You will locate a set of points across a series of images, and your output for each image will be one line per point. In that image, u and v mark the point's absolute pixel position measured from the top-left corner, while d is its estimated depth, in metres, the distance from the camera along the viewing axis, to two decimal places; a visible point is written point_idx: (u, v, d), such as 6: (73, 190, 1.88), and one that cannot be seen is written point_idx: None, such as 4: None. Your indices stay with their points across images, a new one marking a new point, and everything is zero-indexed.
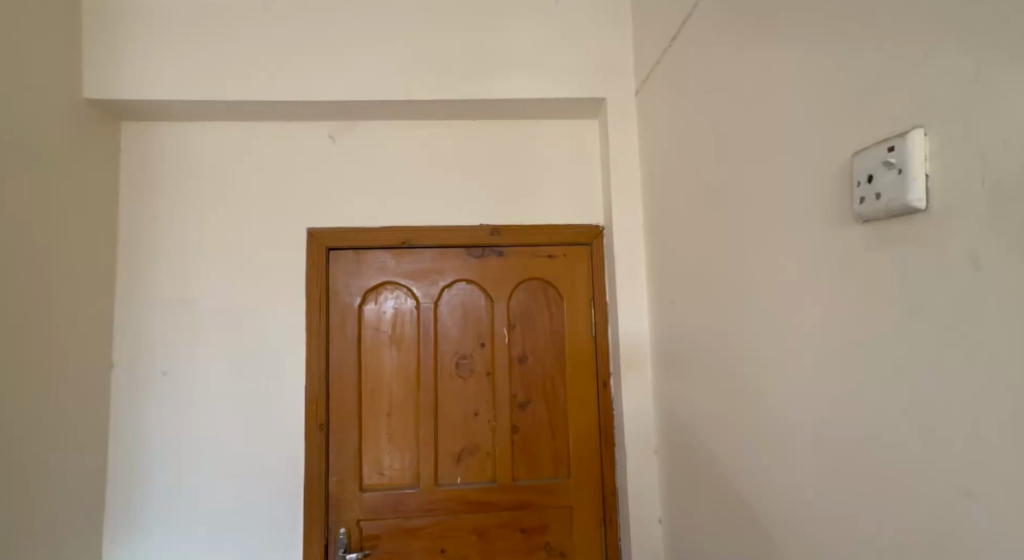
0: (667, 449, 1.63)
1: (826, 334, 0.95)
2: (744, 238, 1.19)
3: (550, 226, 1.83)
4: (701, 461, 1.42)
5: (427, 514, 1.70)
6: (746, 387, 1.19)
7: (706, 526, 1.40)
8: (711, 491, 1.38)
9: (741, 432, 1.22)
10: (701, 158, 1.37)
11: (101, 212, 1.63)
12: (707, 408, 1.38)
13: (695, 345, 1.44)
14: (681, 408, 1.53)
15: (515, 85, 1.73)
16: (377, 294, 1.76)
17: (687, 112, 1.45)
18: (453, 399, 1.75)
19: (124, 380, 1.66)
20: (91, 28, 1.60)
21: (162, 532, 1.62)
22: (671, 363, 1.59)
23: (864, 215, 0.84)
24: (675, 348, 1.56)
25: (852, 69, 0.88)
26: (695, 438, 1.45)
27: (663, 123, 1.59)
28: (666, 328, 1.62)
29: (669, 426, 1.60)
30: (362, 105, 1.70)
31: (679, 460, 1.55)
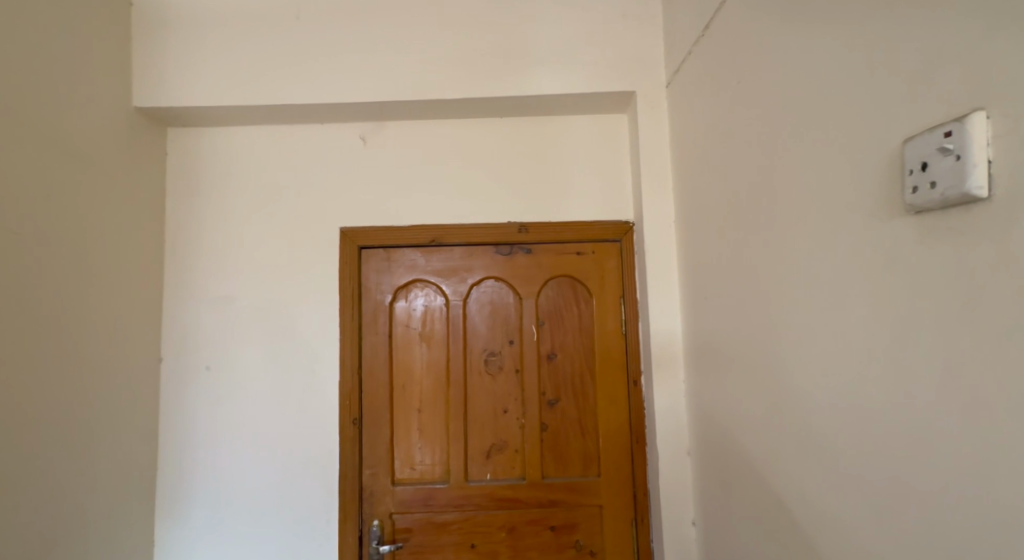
0: (701, 449, 1.61)
1: (870, 331, 0.92)
2: (782, 233, 1.16)
3: (579, 222, 1.82)
4: (737, 462, 1.40)
5: (456, 509, 1.72)
6: (784, 386, 1.17)
7: (742, 527, 1.38)
8: (747, 492, 1.35)
9: (779, 432, 1.19)
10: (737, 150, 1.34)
11: (149, 214, 1.70)
12: (744, 407, 1.35)
13: (731, 343, 1.41)
14: (716, 407, 1.51)
15: (545, 82, 1.72)
16: (408, 291, 1.79)
17: (720, 103, 1.42)
18: (483, 395, 1.77)
19: (171, 374, 1.73)
20: (138, 37, 1.67)
21: (208, 520, 1.69)
22: (705, 362, 1.57)
23: (917, 204, 0.81)
24: (709, 345, 1.54)
25: (900, 54, 0.85)
26: (731, 439, 1.43)
27: (696, 116, 1.56)
28: (699, 326, 1.60)
29: (704, 425, 1.58)
30: (395, 106, 1.73)
31: (714, 460, 1.53)
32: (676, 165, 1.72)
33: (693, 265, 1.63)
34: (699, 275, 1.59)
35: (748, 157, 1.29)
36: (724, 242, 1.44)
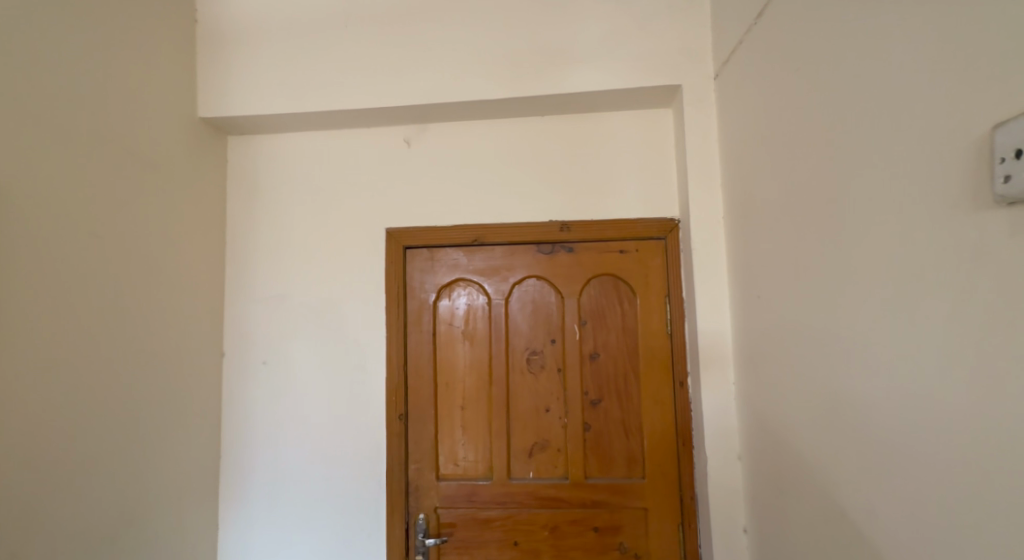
0: (753, 453, 1.56)
1: (952, 328, 0.89)
2: (843, 229, 1.12)
3: (621, 220, 1.80)
4: (792, 467, 1.35)
5: (500, 506, 1.74)
6: (848, 388, 1.12)
7: (800, 535, 1.33)
8: (805, 499, 1.30)
9: (844, 438, 1.14)
10: (793, 143, 1.30)
11: (212, 217, 1.80)
12: (801, 412, 1.30)
13: (786, 343, 1.37)
14: (770, 411, 1.46)
15: (586, 79, 1.71)
16: (451, 290, 1.82)
17: (774, 94, 1.37)
18: (525, 394, 1.77)
19: (232, 369, 1.83)
20: (202, 51, 1.77)
21: (264, 508, 1.77)
22: (757, 363, 1.52)
23: (1010, 193, 0.79)
24: (762, 346, 1.49)
25: (991, 38, 0.82)
26: (786, 444, 1.38)
27: (748, 108, 1.52)
28: (752, 326, 1.55)
29: (756, 428, 1.53)
30: (441, 108, 1.76)
31: (767, 465, 1.48)
32: (725, 160, 1.67)
33: (745, 263, 1.58)
34: (751, 273, 1.54)
35: (804, 149, 1.25)
36: (777, 238, 1.39)
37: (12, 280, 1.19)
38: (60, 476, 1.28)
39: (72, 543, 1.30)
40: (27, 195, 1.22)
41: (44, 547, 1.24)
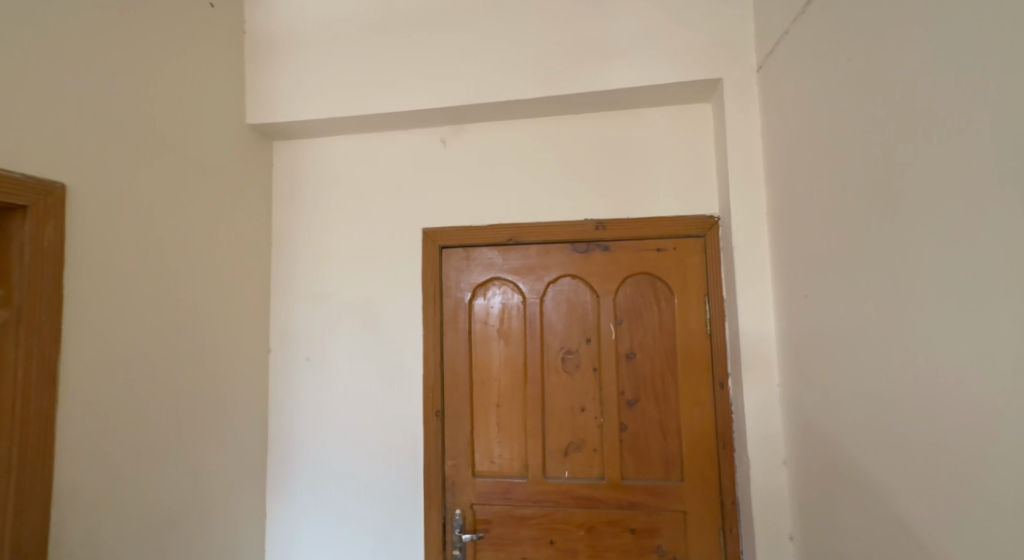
0: (800, 458, 1.51)
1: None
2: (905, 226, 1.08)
3: (659, 218, 1.78)
4: (846, 473, 1.31)
5: (536, 504, 1.75)
6: (911, 392, 1.08)
7: (854, 543, 1.28)
8: (859, 506, 1.26)
9: (907, 444, 1.10)
10: (846, 137, 1.25)
11: (259, 219, 1.88)
12: (855, 416, 1.26)
13: (839, 344, 1.32)
14: (820, 414, 1.41)
15: (622, 75, 1.70)
16: (485, 289, 1.83)
17: (825, 86, 1.33)
18: (560, 393, 1.77)
19: (278, 364, 1.90)
20: (249, 60, 1.85)
21: (308, 500, 1.83)
22: (806, 365, 1.47)
23: None
24: (812, 347, 1.44)
25: None
26: (839, 449, 1.33)
27: (795, 100, 1.47)
28: (801, 326, 1.49)
29: (804, 431, 1.49)
30: (478, 108, 1.78)
31: (817, 470, 1.43)
32: (770, 155, 1.63)
33: (791, 262, 1.53)
34: (797, 272, 1.50)
35: (858, 144, 1.21)
36: (827, 236, 1.35)
37: (82, 281, 1.28)
38: (126, 463, 1.37)
39: (135, 526, 1.39)
40: (96, 202, 1.31)
41: (112, 527, 1.33)
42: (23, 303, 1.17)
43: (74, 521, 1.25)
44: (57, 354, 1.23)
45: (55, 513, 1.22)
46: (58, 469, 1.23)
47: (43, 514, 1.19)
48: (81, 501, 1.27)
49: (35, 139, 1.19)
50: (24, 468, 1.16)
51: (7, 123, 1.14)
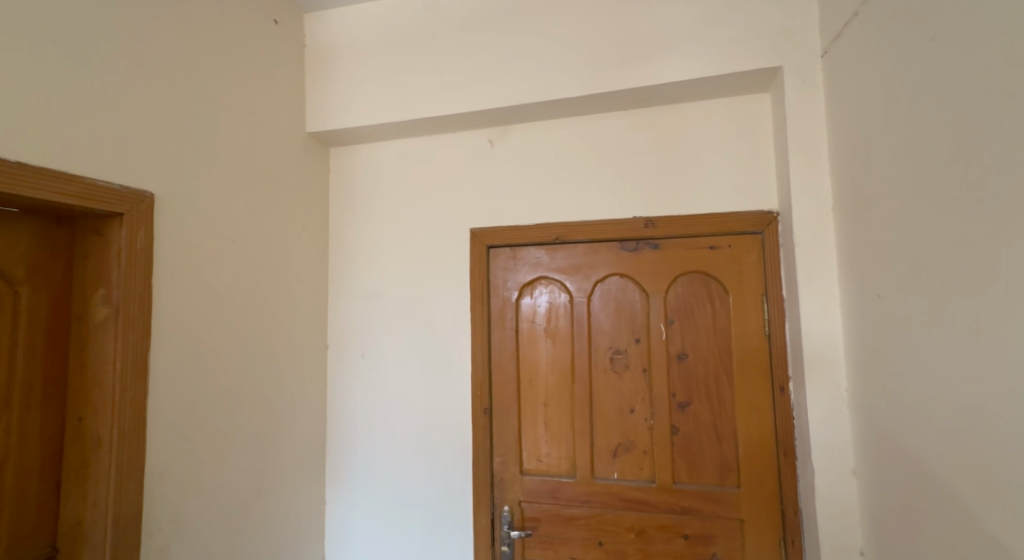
0: (874, 468, 1.43)
1: None
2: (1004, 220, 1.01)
3: (713, 215, 1.72)
4: (926, 485, 1.23)
5: (584, 505, 1.74)
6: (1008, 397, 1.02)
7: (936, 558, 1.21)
8: (941, 520, 1.19)
9: (1001, 452, 1.03)
10: (929, 127, 1.18)
11: (319, 222, 1.97)
12: (937, 423, 1.19)
13: (918, 347, 1.25)
14: (898, 423, 1.32)
15: (675, 69, 1.66)
16: (532, 288, 1.84)
17: (903, 71, 1.25)
18: (609, 394, 1.75)
19: (335, 360, 1.98)
20: (308, 70, 1.93)
21: (364, 491, 1.90)
22: (882, 368, 1.38)
23: None
24: (888, 350, 1.36)
25: None
26: (918, 458, 1.25)
27: (866, 88, 1.39)
28: (874, 328, 1.41)
29: (878, 440, 1.41)
30: (526, 108, 1.79)
31: (894, 481, 1.35)
32: (837, 146, 1.55)
33: (863, 259, 1.45)
34: (869, 271, 1.42)
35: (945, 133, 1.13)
36: (904, 232, 1.28)
37: (169, 282, 1.41)
38: (208, 448, 1.50)
39: (216, 506, 1.51)
40: (179, 208, 1.43)
41: (197, 506, 1.46)
42: (120, 302, 1.30)
43: (164, 499, 1.38)
44: (148, 348, 1.35)
45: (148, 490, 1.35)
46: (152, 453, 1.36)
47: (139, 491, 1.32)
48: (169, 481, 1.40)
49: (131, 153, 1.32)
50: (123, 449, 1.29)
51: (104, 140, 1.26)
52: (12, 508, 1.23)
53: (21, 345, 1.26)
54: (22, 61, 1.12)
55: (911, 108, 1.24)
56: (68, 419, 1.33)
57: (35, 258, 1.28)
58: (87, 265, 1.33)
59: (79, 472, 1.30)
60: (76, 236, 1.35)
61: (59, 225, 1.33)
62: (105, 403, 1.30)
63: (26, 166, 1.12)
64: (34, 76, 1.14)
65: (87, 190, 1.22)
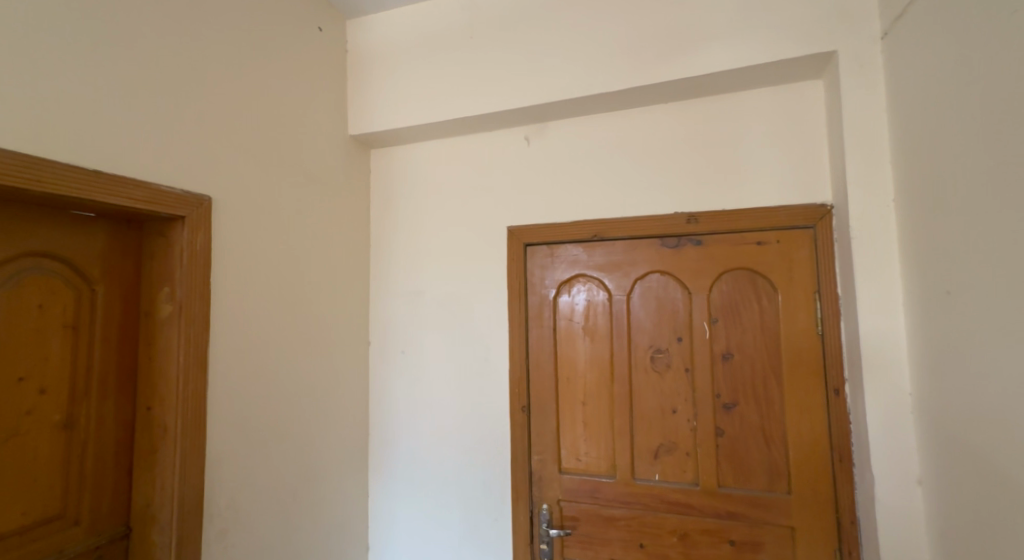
0: (945, 479, 1.34)
1: None
2: None
3: (761, 209, 1.66)
4: (1005, 496, 1.14)
5: (625, 505, 1.71)
6: None
7: None
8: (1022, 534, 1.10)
9: None
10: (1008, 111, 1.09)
11: (361, 222, 2.03)
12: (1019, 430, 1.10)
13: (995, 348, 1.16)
14: (970, 428, 1.24)
15: (721, 58, 1.60)
16: (570, 286, 1.82)
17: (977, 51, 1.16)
18: (650, 393, 1.71)
19: (377, 356, 2.03)
20: (350, 75, 1.99)
21: (405, 485, 1.94)
22: (953, 372, 1.29)
23: None
24: (958, 351, 1.27)
25: None
26: (995, 468, 1.17)
27: (933, 70, 1.30)
28: (943, 329, 1.32)
29: (947, 447, 1.32)
30: (563, 105, 1.77)
31: (966, 492, 1.26)
32: (901, 134, 1.45)
33: (929, 254, 1.35)
34: (936, 266, 1.33)
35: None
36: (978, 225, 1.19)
37: (225, 280, 1.49)
38: (261, 438, 1.58)
39: (269, 493, 1.60)
40: (233, 211, 1.52)
41: (254, 492, 1.55)
42: (182, 299, 1.39)
43: (222, 485, 1.47)
44: (208, 343, 1.44)
45: (209, 476, 1.44)
46: (213, 441, 1.45)
47: (200, 476, 1.41)
48: (227, 469, 1.48)
49: (190, 160, 1.40)
50: (187, 437, 1.38)
51: (169, 148, 1.35)
52: (91, 488, 1.34)
53: (97, 338, 1.37)
54: (96, 77, 1.21)
55: (985, 91, 1.15)
56: (138, 408, 1.43)
57: (108, 259, 1.39)
58: (154, 265, 1.43)
59: (148, 457, 1.40)
60: (144, 238, 1.45)
61: (129, 228, 1.43)
62: (170, 393, 1.39)
63: (101, 174, 1.21)
64: (109, 90, 1.23)
65: (154, 194, 1.31)
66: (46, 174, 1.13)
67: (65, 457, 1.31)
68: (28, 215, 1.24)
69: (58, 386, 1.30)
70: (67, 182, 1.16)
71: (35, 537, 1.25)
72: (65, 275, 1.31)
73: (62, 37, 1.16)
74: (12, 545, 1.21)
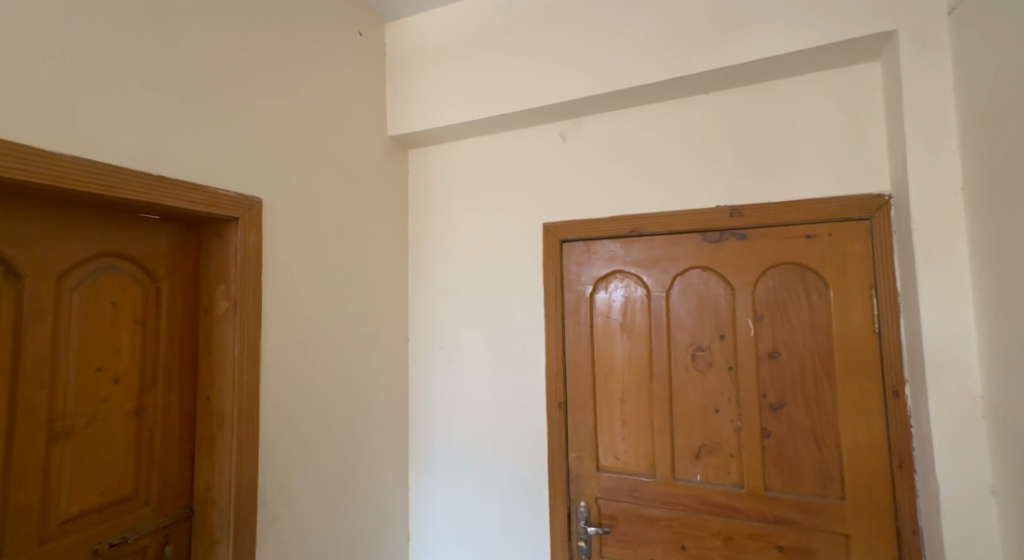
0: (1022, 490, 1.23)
1: None
2: None
3: (811, 201, 1.58)
4: None
5: (665, 506, 1.68)
6: None
7: None
8: None
9: None
10: None
11: (400, 221, 2.08)
12: None
13: None
14: None
15: (769, 43, 1.53)
16: (607, 282, 1.80)
17: None
18: (691, 392, 1.67)
19: (416, 352, 2.07)
20: (389, 77, 2.03)
21: (444, 478, 1.98)
22: None
23: None
24: None
25: None
26: None
27: (1009, 47, 1.20)
28: (1021, 328, 1.21)
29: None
30: (600, 100, 1.75)
31: None
32: (971, 116, 1.34)
33: (1004, 246, 1.25)
34: (1012, 259, 1.23)
35: None
36: None
37: (275, 278, 1.57)
38: (309, 428, 1.65)
39: (318, 482, 1.67)
40: (281, 212, 1.59)
41: (303, 480, 1.63)
42: (236, 295, 1.48)
43: (274, 472, 1.55)
44: (260, 337, 1.52)
45: (263, 464, 1.52)
46: (265, 429, 1.53)
47: (254, 463, 1.49)
48: (278, 457, 1.56)
49: (241, 164, 1.48)
50: (243, 425, 1.47)
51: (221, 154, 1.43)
52: (159, 472, 1.45)
53: (162, 333, 1.47)
54: (159, 88, 1.30)
55: None
56: (198, 398, 1.53)
57: (170, 259, 1.49)
58: (211, 264, 1.52)
59: (208, 444, 1.50)
60: (202, 239, 1.55)
61: (188, 230, 1.53)
62: (227, 384, 1.48)
63: (164, 178, 1.30)
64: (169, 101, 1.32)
65: (211, 198, 1.40)
66: (118, 179, 1.22)
67: (136, 442, 1.41)
68: (100, 219, 1.35)
69: (129, 376, 1.40)
70: (135, 186, 1.25)
71: (112, 515, 1.36)
72: (135, 273, 1.42)
73: (128, 51, 1.25)
74: (91, 520, 1.32)
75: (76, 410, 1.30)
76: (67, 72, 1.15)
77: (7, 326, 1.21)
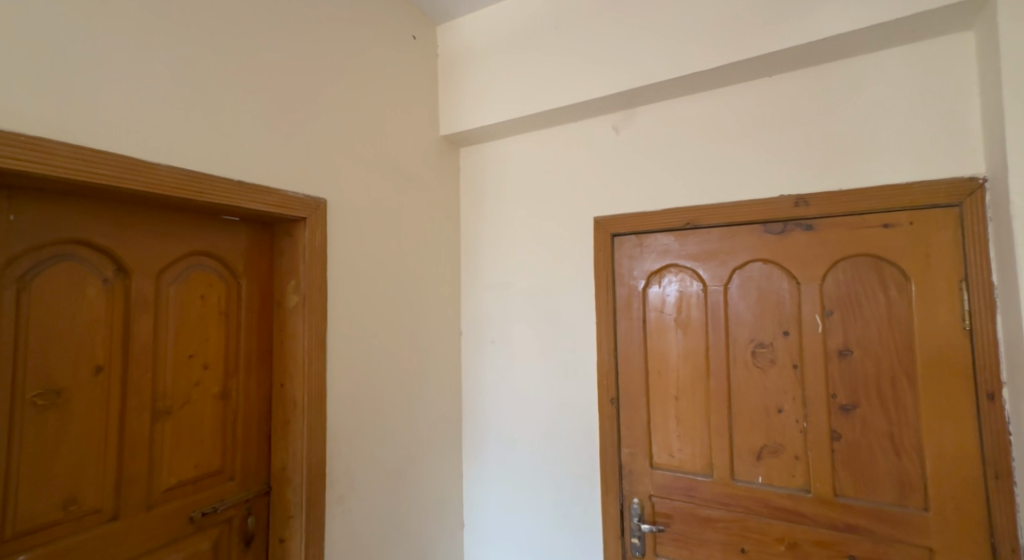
0: None
1: None
2: None
3: (889, 187, 1.45)
4: None
5: (723, 507, 1.62)
6: None
7: None
8: None
9: None
10: None
11: (452, 217, 2.12)
12: None
13: None
14: None
15: (840, 18, 1.41)
16: (661, 277, 1.75)
17: None
18: (752, 391, 1.59)
19: (469, 346, 2.12)
20: (443, 77, 2.07)
21: (496, 468, 2.02)
22: None
23: None
24: None
25: None
26: None
27: None
28: None
29: None
30: (653, 89, 1.69)
31: None
32: None
33: None
34: None
35: None
36: None
37: (337, 274, 1.66)
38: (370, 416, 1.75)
39: (379, 466, 1.77)
40: (341, 212, 1.68)
41: (366, 464, 1.72)
42: (305, 291, 1.58)
43: (341, 456, 1.65)
44: (326, 329, 1.62)
45: (331, 447, 1.63)
46: (332, 415, 1.63)
47: (323, 446, 1.60)
48: (344, 442, 1.66)
49: (304, 169, 1.57)
50: (314, 411, 1.58)
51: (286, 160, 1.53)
52: (241, 450, 1.58)
53: (241, 324, 1.60)
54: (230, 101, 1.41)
55: None
56: (274, 384, 1.65)
57: (247, 256, 1.61)
58: (283, 261, 1.64)
59: (283, 427, 1.62)
60: (274, 238, 1.66)
61: (262, 230, 1.65)
62: (298, 372, 1.59)
63: (241, 184, 1.42)
64: (239, 113, 1.43)
65: (282, 200, 1.51)
66: (202, 186, 1.34)
67: (222, 423, 1.55)
68: (187, 220, 1.48)
69: (216, 363, 1.54)
70: (216, 192, 1.37)
71: (203, 487, 1.50)
72: (218, 270, 1.55)
73: (204, 68, 1.35)
74: (187, 491, 1.47)
75: (174, 392, 1.45)
76: (154, 90, 1.27)
77: (118, 316, 1.35)
